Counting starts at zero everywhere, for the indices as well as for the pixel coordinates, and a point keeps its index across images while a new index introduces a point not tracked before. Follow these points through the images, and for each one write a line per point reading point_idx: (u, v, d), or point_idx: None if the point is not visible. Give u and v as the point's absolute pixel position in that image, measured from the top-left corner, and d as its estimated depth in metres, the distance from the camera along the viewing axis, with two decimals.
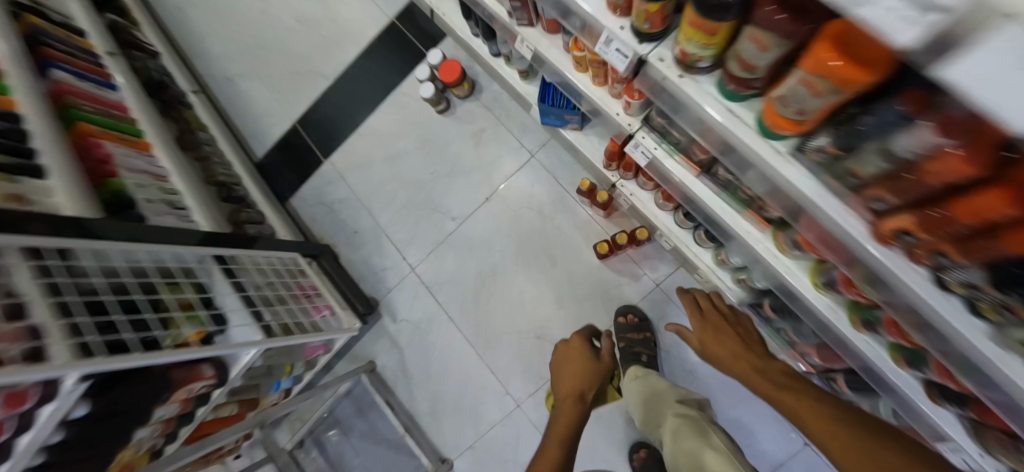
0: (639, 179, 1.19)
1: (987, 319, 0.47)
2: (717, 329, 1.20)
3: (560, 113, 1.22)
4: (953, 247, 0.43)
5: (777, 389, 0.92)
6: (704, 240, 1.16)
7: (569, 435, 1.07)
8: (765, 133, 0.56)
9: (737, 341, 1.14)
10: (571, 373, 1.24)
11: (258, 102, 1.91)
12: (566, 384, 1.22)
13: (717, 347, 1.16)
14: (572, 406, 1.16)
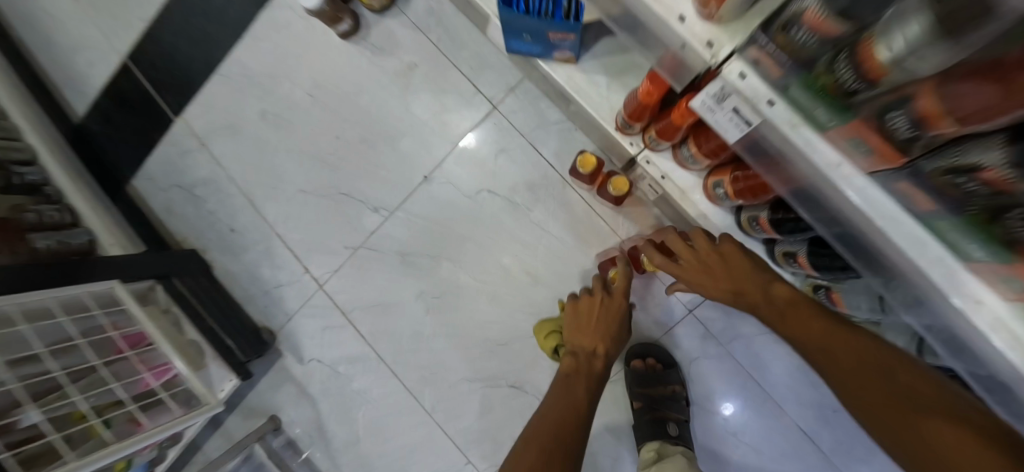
0: (683, 147, 0.65)
1: None
2: (697, 272, 0.71)
3: (544, 30, 0.64)
4: None
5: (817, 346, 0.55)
6: (793, 261, 0.65)
7: (579, 422, 0.66)
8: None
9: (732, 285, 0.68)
10: (593, 324, 0.80)
11: (59, 23, 1.20)
12: (582, 338, 0.79)
13: (711, 282, 0.70)
14: (587, 372, 0.75)
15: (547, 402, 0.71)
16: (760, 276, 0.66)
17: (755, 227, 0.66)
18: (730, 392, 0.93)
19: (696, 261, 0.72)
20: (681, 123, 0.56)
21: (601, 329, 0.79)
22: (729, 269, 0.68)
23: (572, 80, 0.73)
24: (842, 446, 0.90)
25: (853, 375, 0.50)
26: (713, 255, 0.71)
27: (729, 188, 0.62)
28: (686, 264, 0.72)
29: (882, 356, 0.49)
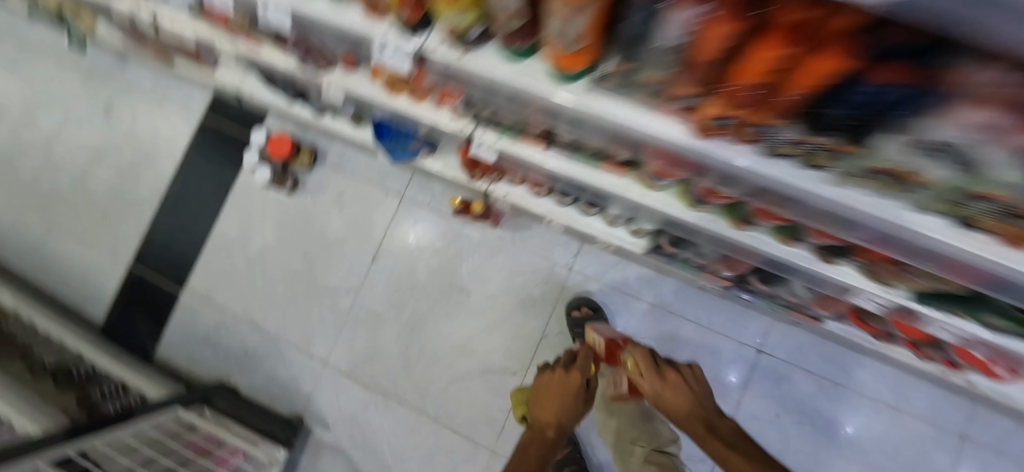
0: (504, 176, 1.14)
1: (803, 162, 0.35)
2: (663, 390, 0.93)
3: (403, 143, 1.15)
4: (752, 110, 0.29)
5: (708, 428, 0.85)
6: (587, 209, 1.12)
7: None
8: (555, 78, 0.44)
9: (690, 395, 0.92)
10: (552, 400, 1.03)
11: (70, 259, 1.57)
12: (535, 411, 1.05)
13: (678, 402, 0.91)
14: (540, 437, 0.99)
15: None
16: (706, 400, 0.93)
17: (562, 201, 1.12)
18: (621, 312, 1.34)
19: (659, 377, 0.95)
20: (487, 165, 1.05)
21: (552, 401, 1.02)
22: (686, 397, 0.90)
23: (435, 162, 1.22)
24: (703, 318, 1.32)
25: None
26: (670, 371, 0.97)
27: (531, 182, 1.11)
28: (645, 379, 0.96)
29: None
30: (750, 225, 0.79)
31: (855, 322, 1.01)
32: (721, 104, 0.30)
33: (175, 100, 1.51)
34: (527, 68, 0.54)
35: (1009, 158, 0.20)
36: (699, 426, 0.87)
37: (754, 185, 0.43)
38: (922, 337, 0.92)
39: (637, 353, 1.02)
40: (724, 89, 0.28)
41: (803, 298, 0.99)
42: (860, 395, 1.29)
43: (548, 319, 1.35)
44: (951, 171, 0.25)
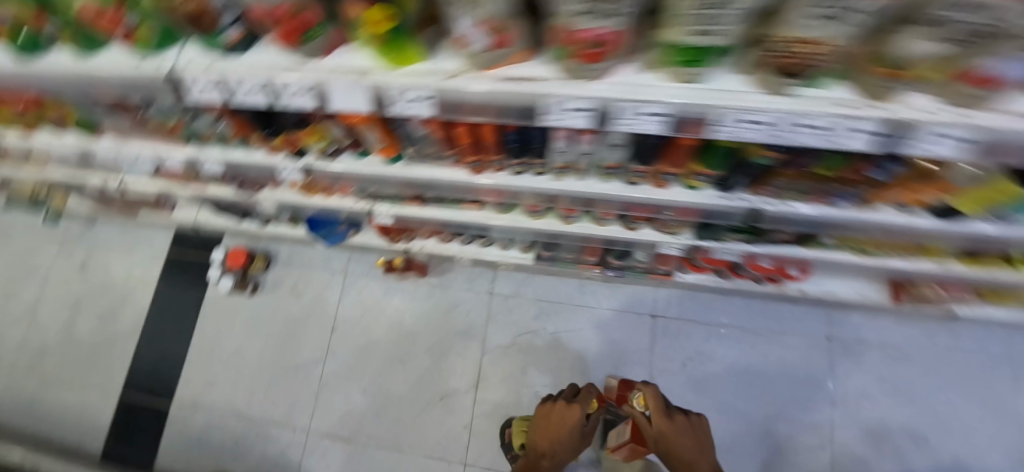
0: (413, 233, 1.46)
1: (541, 174, 0.90)
2: (669, 433, 1.22)
3: (334, 230, 1.45)
4: (485, 155, 0.82)
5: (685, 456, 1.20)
6: (481, 242, 1.46)
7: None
8: (386, 162, 0.94)
9: (690, 440, 1.23)
10: (550, 432, 1.33)
11: (64, 405, 1.74)
12: (547, 443, 1.32)
13: (681, 446, 1.21)
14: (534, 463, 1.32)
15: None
16: (696, 434, 1.26)
17: (461, 241, 1.46)
18: (542, 316, 1.63)
19: (668, 420, 1.23)
20: (395, 228, 1.39)
21: (554, 437, 1.31)
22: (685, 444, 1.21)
23: (361, 238, 1.53)
24: (606, 302, 1.62)
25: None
26: (676, 417, 1.26)
27: (437, 233, 1.43)
28: (655, 420, 1.23)
29: None
30: (571, 220, 1.19)
31: (692, 267, 1.34)
32: (482, 155, 0.82)
33: (142, 243, 1.80)
34: (367, 161, 0.95)
35: (564, 140, 0.73)
36: (678, 456, 1.21)
37: (537, 191, 0.95)
38: (725, 262, 1.26)
39: (647, 392, 1.28)
40: (469, 148, 0.80)
41: (647, 260, 1.33)
42: (742, 328, 1.58)
43: (485, 338, 1.63)
44: (565, 154, 0.78)
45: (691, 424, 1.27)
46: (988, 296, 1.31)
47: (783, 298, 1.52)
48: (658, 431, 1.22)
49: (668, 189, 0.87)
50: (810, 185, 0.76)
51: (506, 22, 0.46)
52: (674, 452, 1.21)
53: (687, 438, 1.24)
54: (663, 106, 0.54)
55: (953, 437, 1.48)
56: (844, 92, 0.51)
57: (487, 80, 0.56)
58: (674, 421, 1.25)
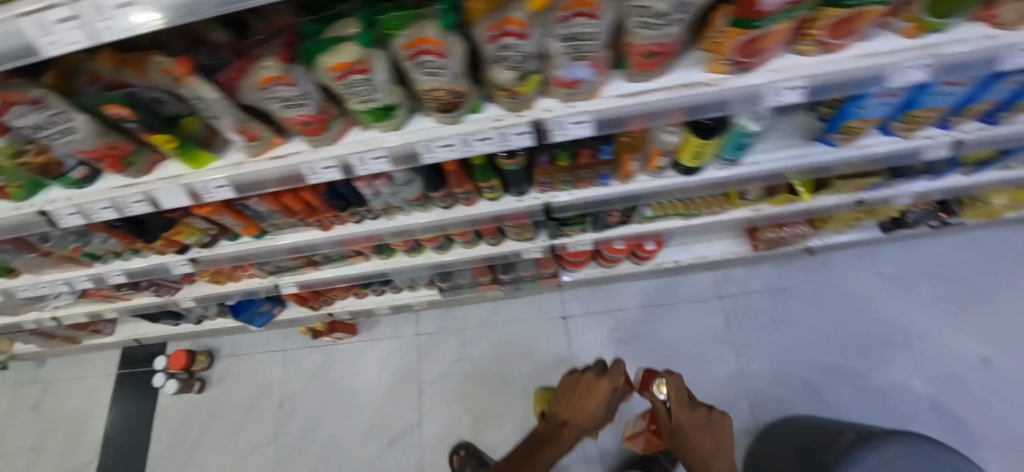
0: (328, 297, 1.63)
1: (378, 218, 1.11)
2: (689, 427, 1.21)
3: (258, 310, 1.59)
4: (321, 214, 1.04)
5: (705, 449, 1.18)
6: (390, 288, 1.63)
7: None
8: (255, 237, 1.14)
9: (709, 437, 1.22)
10: (578, 405, 1.26)
11: None
12: (570, 413, 1.25)
13: (699, 439, 1.20)
14: (555, 439, 1.25)
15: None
16: (715, 432, 1.24)
17: (373, 293, 1.63)
18: (467, 342, 1.77)
19: (688, 411, 1.23)
20: (308, 294, 1.55)
21: (580, 410, 1.24)
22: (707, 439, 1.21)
23: (287, 312, 1.68)
24: (521, 315, 1.78)
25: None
26: (698, 412, 1.25)
27: (349, 289, 1.60)
28: (677, 410, 1.22)
29: None
30: (443, 249, 1.38)
31: (569, 264, 1.52)
32: (320, 214, 1.04)
33: (91, 370, 1.89)
34: (242, 242, 1.15)
35: (366, 188, 0.96)
36: (701, 452, 1.18)
37: (384, 233, 1.15)
38: (587, 252, 1.45)
39: (671, 382, 1.25)
40: (306, 212, 1.02)
41: (529, 267, 1.51)
42: (643, 307, 1.75)
43: (420, 376, 1.75)
44: (376, 198, 1.00)
45: (713, 420, 1.26)
46: (820, 225, 1.52)
47: (665, 271, 1.72)
48: (677, 422, 1.21)
49: (477, 206, 1.09)
50: (562, 176, 0.98)
51: (245, 123, 0.71)
52: (696, 447, 1.19)
53: (707, 434, 1.22)
54: (378, 151, 0.77)
55: (853, 356, 1.62)
56: (496, 111, 0.74)
57: (265, 162, 0.79)
58: (696, 417, 1.24)
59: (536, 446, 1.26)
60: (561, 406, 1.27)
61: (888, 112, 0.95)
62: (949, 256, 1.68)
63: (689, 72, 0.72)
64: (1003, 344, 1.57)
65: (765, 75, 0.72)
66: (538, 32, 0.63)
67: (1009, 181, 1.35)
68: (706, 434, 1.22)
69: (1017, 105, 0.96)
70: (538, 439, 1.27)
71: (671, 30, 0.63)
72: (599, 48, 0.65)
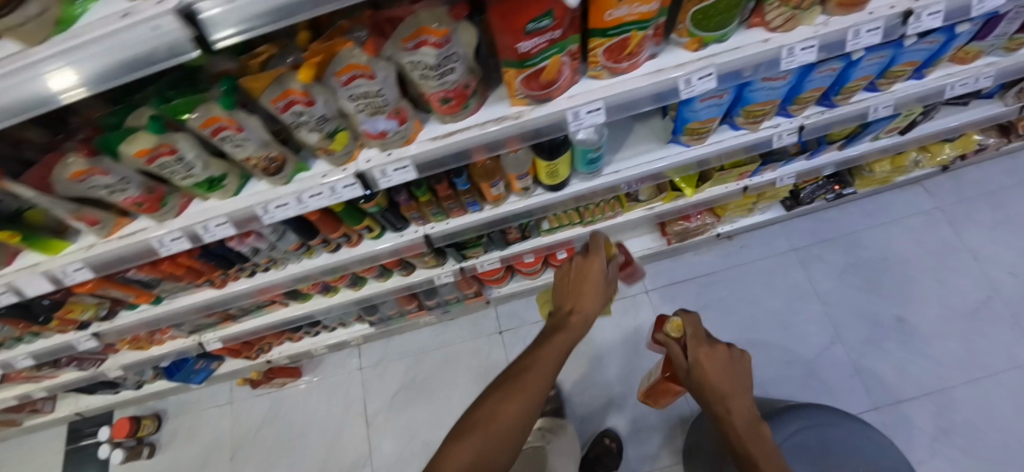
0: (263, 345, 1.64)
1: (269, 269, 1.14)
2: (705, 362, 0.97)
3: (193, 368, 1.59)
4: (206, 274, 1.06)
5: (721, 387, 0.95)
6: (322, 328, 1.65)
7: (528, 421, 0.80)
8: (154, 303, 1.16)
9: (729, 373, 0.97)
10: (577, 290, 1.01)
11: None
12: (577, 302, 0.99)
13: (716, 377, 0.96)
14: (567, 327, 0.95)
15: (510, 378, 0.85)
16: (738, 370, 0.99)
17: (306, 335, 1.65)
18: (410, 370, 1.78)
19: (707, 348, 0.98)
20: (239, 345, 1.57)
21: (579, 292, 1.01)
22: (724, 375, 0.95)
23: (226, 365, 1.69)
24: (460, 335, 1.80)
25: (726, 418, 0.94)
26: (718, 347, 0.99)
27: (281, 336, 1.61)
28: (692, 346, 0.99)
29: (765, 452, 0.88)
30: (355, 285, 1.41)
31: (489, 281, 1.55)
32: (207, 274, 1.07)
33: (32, 451, 1.82)
34: (141, 309, 1.17)
35: (238, 246, 0.99)
36: (719, 391, 0.95)
37: (280, 283, 1.17)
38: (500, 268, 1.49)
39: (687, 318, 1.06)
40: (191, 275, 1.05)
41: (450, 290, 1.55)
42: None
43: (366, 409, 1.75)
44: (255, 253, 1.04)
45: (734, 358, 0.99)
46: (722, 213, 1.58)
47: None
48: (692, 358, 0.98)
49: (362, 245, 1.12)
50: (428, 208, 1.03)
51: (79, 211, 0.75)
52: (715, 384, 0.95)
53: (728, 372, 0.97)
54: (218, 220, 0.81)
55: (779, 333, 1.68)
56: (322, 167, 0.79)
57: (116, 240, 0.82)
58: (713, 353, 0.98)
59: (546, 344, 0.91)
60: (559, 301, 1.02)
61: (724, 110, 1.00)
62: (854, 223, 1.78)
63: (495, 107, 0.77)
64: (911, 299, 1.66)
65: (564, 101, 0.76)
66: (325, 97, 0.68)
67: (883, 149, 1.42)
68: (727, 368, 0.96)
69: (845, 88, 1.02)
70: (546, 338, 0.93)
71: (450, 77, 0.68)
72: (390, 102, 0.70)
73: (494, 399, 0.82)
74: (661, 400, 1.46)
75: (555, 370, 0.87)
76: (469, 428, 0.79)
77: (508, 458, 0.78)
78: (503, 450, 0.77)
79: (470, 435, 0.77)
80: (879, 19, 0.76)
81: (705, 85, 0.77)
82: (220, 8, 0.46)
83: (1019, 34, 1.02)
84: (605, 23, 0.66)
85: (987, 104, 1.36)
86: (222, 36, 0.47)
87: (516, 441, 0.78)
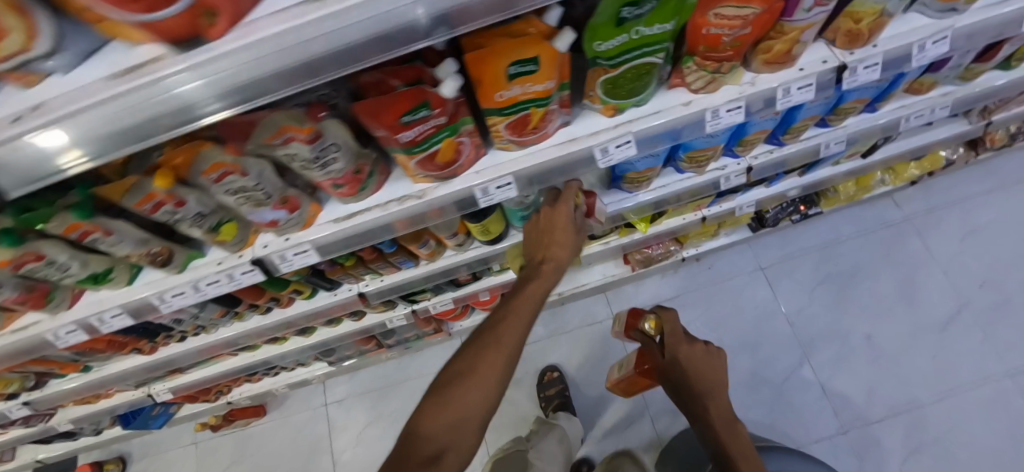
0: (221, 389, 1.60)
1: (200, 332, 1.09)
2: (686, 361, 1.09)
3: (151, 414, 1.55)
4: (130, 343, 1.01)
5: (700, 383, 1.07)
6: (281, 369, 1.61)
7: (505, 375, 0.77)
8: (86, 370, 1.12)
9: (708, 370, 1.09)
10: (546, 238, 0.89)
11: None
12: (548, 250, 0.88)
13: (696, 375, 1.08)
14: (539, 279, 0.86)
15: (484, 332, 0.80)
16: (717, 366, 1.11)
17: (264, 376, 1.61)
18: (376, 404, 1.74)
19: (687, 348, 1.11)
20: (195, 392, 1.53)
21: (549, 238, 0.88)
22: (702, 372, 1.08)
23: (186, 409, 1.65)
24: (427, 368, 1.76)
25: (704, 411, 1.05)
26: (698, 346, 1.12)
27: (239, 379, 1.57)
28: (671, 345, 1.12)
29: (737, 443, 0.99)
30: (306, 332, 1.37)
31: (447, 318, 1.51)
32: (132, 344, 1.02)
33: None
34: (71, 376, 1.12)
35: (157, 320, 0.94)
36: (699, 386, 1.06)
37: (213, 345, 1.11)
38: (455, 307, 1.45)
39: (666, 319, 1.21)
40: (114, 346, 1.00)
41: (407, 329, 1.51)
42: (545, 340, 1.80)
43: (331, 447, 1.70)
44: (178, 323, 0.99)
45: (712, 355, 1.12)
46: (685, 240, 1.54)
47: (554, 302, 1.76)
48: (672, 356, 1.11)
49: (294, 305, 1.07)
50: (356, 271, 0.99)
51: None
52: (694, 380, 1.07)
53: (708, 369, 1.10)
54: (114, 312, 0.76)
55: (746, 356, 1.65)
56: (218, 254, 0.74)
57: (10, 334, 0.78)
58: (693, 351, 1.11)
59: (519, 293, 0.85)
60: (530, 246, 0.91)
61: (663, 158, 0.95)
62: (824, 238, 1.72)
63: (400, 184, 0.72)
64: (882, 317, 1.61)
65: (472, 177, 0.71)
66: (200, 194, 0.63)
67: (845, 173, 1.38)
68: (706, 365, 1.09)
69: (792, 128, 0.97)
70: (519, 287, 0.86)
71: (336, 166, 0.63)
72: (273, 193, 0.65)
73: (470, 353, 0.78)
74: (630, 388, 1.52)
75: (531, 320, 0.82)
76: (446, 382, 0.76)
77: (487, 410, 0.75)
78: (482, 401, 0.74)
79: (446, 392, 0.75)
80: (810, 76, 0.71)
81: (623, 153, 0.71)
82: (199, 85, 0.39)
83: (974, 64, 0.97)
84: (498, 103, 0.60)
85: (951, 124, 1.32)
86: (205, 114, 0.42)
87: (494, 393, 0.75)
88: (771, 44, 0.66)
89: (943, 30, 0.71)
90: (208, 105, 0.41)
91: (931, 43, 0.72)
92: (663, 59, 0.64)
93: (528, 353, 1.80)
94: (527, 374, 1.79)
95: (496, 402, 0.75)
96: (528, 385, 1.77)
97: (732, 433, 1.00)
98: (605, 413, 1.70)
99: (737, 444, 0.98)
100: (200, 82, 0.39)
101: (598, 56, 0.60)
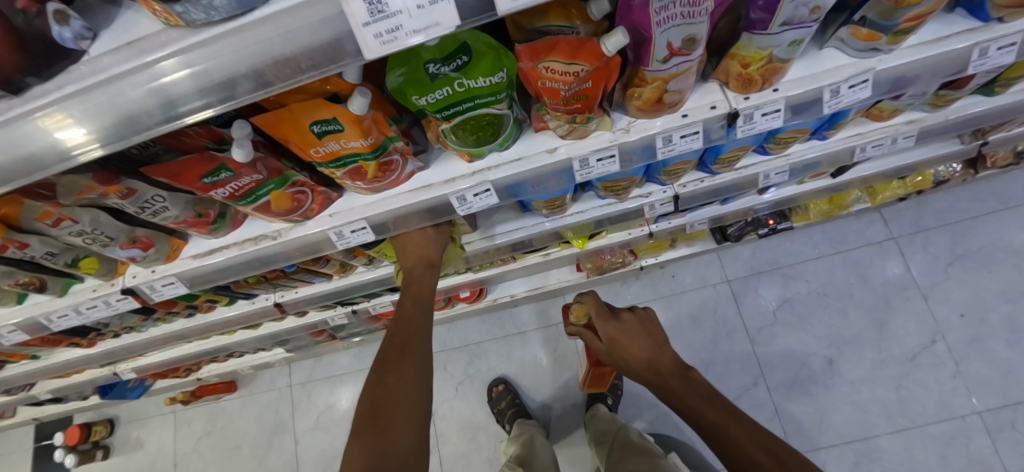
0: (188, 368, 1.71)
1: (135, 330, 1.15)
2: (621, 336, 0.89)
3: (127, 386, 1.69)
4: (63, 339, 1.08)
5: (650, 355, 0.86)
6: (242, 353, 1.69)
7: (422, 382, 0.69)
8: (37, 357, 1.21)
9: (651, 341, 0.88)
10: (410, 257, 0.85)
11: None
12: (414, 272, 0.85)
13: (637, 347, 0.87)
14: (419, 294, 0.82)
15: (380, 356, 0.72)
16: (660, 334, 0.91)
17: (227, 358, 1.70)
18: (335, 389, 1.82)
19: (615, 322, 0.92)
20: (162, 371, 1.64)
21: (411, 258, 0.85)
22: (642, 340, 0.88)
23: (160, 381, 1.78)
24: None
25: (667, 380, 0.82)
26: (630, 317, 0.93)
27: (203, 361, 1.66)
28: (601, 325, 0.92)
29: (717, 404, 0.76)
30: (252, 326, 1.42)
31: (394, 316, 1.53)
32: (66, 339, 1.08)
33: None
34: (23, 364, 1.21)
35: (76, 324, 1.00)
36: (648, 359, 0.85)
37: (147, 343, 1.17)
38: None
39: (588, 299, 0.98)
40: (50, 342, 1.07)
41: (356, 324, 1.54)
42: (502, 338, 1.82)
43: (292, 426, 1.81)
44: (103, 324, 1.04)
45: (647, 322, 0.93)
46: (643, 250, 1.47)
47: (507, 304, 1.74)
48: (604, 336, 0.91)
49: (215, 310, 1.11)
50: (264, 286, 1.00)
51: None
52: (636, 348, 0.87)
53: (646, 338, 0.89)
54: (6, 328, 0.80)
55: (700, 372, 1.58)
56: (97, 281, 0.77)
57: None
58: (623, 323, 0.91)
59: (413, 307, 0.81)
60: (400, 261, 0.86)
61: (571, 188, 0.89)
62: (798, 252, 1.61)
63: (261, 222, 0.72)
64: (846, 341, 1.52)
65: (325, 220, 0.68)
66: (44, 236, 0.63)
67: (814, 192, 1.26)
68: (644, 334, 0.89)
69: (720, 158, 0.88)
70: (406, 303, 0.82)
71: (169, 213, 0.61)
72: (118, 236, 0.65)
73: (377, 379, 0.69)
74: (602, 382, 1.42)
75: (427, 328, 0.79)
76: (367, 419, 0.63)
77: (424, 426, 0.65)
78: (415, 419, 0.65)
79: (373, 429, 0.62)
80: (693, 124, 0.63)
81: (487, 199, 0.67)
82: (187, 74, 0.32)
83: (944, 91, 0.83)
84: (320, 157, 0.56)
85: (939, 143, 1.16)
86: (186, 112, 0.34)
87: (422, 403, 0.67)
88: (639, 89, 0.58)
89: (862, 73, 0.61)
90: (110, 135, 0.35)
91: (847, 87, 0.62)
92: (508, 108, 0.58)
93: (484, 349, 1.82)
94: (482, 370, 1.81)
95: (427, 416, 0.67)
96: (481, 381, 1.80)
97: (707, 397, 0.78)
98: (551, 415, 1.73)
99: (720, 402, 0.76)
100: (187, 72, 0.32)
101: (424, 108, 0.54)
